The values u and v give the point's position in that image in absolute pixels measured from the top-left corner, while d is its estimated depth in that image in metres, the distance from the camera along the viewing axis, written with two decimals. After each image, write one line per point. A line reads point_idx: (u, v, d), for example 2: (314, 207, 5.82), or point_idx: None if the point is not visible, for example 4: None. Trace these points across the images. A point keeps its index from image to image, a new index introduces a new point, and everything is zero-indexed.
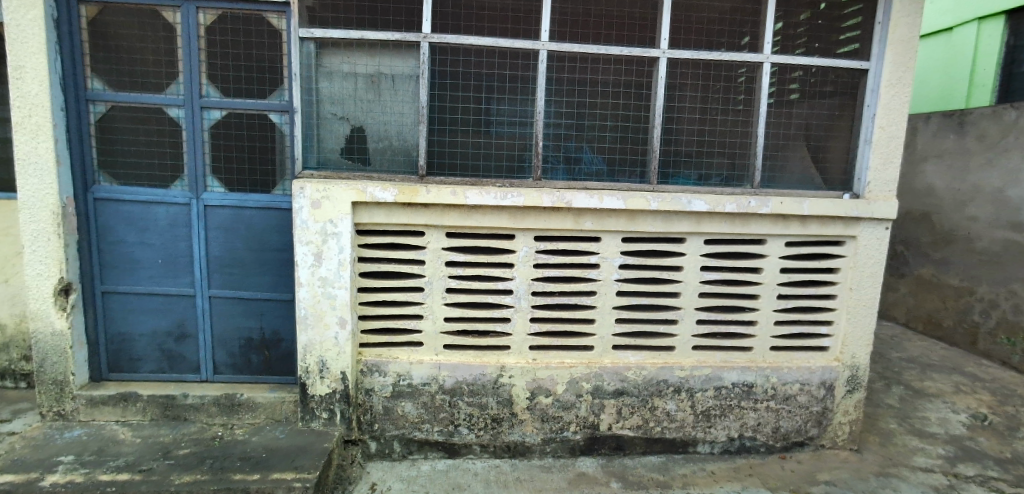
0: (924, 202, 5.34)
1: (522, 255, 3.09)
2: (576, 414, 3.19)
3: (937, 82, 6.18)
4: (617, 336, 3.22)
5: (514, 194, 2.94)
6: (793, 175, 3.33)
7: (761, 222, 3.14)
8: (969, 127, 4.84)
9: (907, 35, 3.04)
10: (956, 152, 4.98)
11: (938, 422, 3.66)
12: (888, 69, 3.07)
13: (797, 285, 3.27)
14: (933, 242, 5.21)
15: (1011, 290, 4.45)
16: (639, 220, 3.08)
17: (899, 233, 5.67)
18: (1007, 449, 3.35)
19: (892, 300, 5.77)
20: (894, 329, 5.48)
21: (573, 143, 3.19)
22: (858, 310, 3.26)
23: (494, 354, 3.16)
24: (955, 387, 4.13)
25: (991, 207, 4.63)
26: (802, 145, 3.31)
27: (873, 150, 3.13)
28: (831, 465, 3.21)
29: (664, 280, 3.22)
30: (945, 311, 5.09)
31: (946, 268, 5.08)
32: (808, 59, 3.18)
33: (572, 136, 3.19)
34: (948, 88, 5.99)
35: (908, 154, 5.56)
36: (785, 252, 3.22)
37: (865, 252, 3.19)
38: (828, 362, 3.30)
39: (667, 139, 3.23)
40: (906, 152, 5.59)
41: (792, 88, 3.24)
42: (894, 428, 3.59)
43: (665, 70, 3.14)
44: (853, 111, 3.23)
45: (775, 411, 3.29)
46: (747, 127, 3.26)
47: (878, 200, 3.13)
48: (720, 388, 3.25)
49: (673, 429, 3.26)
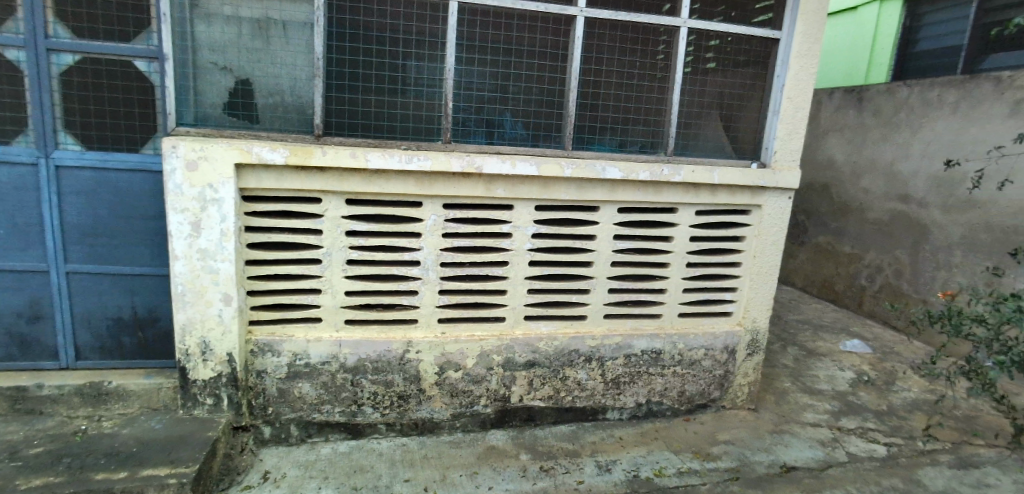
0: (823, 173, 5.63)
1: (429, 224, 2.91)
2: (486, 387, 3.11)
3: (841, 59, 6.50)
4: (529, 307, 3.14)
5: (420, 158, 2.73)
6: (705, 144, 3.32)
7: (673, 190, 3.13)
8: (866, 103, 5.10)
9: (817, 6, 3.06)
10: (854, 128, 5.24)
11: (826, 379, 3.93)
12: (798, 39, 3.09)
13: (705, 253, 3.32)
14: (830, 211, 5.52)
15: (895, 256, 4.79)
16: (553, 188, 2.97)
17: (800, 202, 5.98)
18: (883, 402, 3.64)
19: (791, 267, 6.13)
20: (792, 294, 5.82)
21: (494, 107, 3.02)
22: (760, 278, 3.37)
23: (400, 329, 3.00)
24: (842, 346, 4.45)
25: (881, 178, 4.94)
26: (715, 113, 3.30)
27: (781, 120, 3.19)
28: (731, 425, 3.35)
29: (577, 249, 3.16)
30: (836, 275, 5.45)
31: (839, 236, 5.42)
32: (725, 26, 3.14)
33: (495, 100, 3.01)
34: (850, 65, 6.31)
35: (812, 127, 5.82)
36: (695, 221, 3.24)
37: (769, 220, 3.27)
38: (730, 327, 3.41)
39: (583, 104, 3.11)
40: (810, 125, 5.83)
41: (708, 56, 3.20)
42: (787, 387, 3.81)
43: (582, 30, 2.99)
44: (764, 81, 3.25)
45: (680, 377, 3.38)
46: (663, 93, 3.20)
47: (782, 170, 3.20)
48: (630, 356, 3.28)
49: (583, 398, 3.27)
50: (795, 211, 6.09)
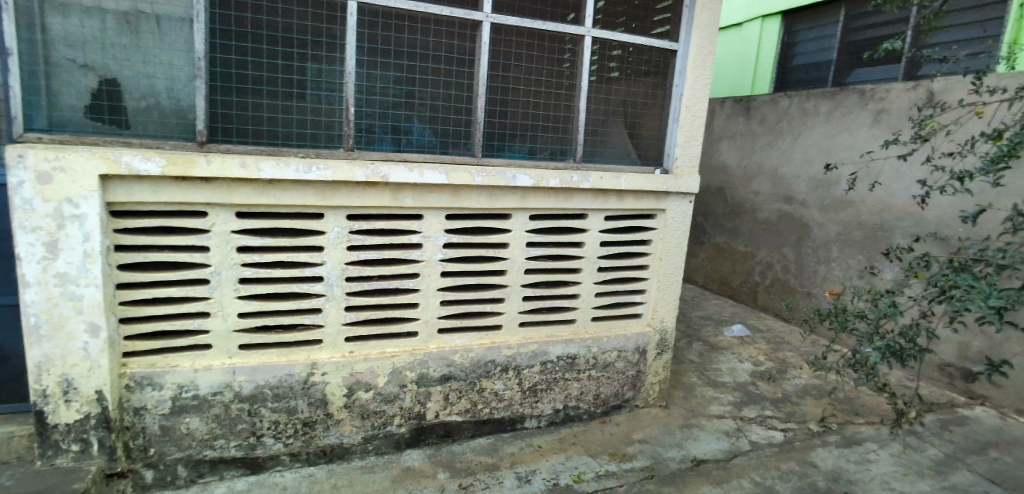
0: (718, 177, 6.00)
1: (332, 237, 2.73)
2: (400, 406, 2.98)
3: (729, 70, 7.00)
4: (442, 319, 3.05)
5: (320, 166, 2.55)
6: (611, 150, 3.40)
7: (583, 196, 3.17)
8: (753, 112, 5.50)
9: (709, 20, 3.23)
10: (744, 134, 5.64)
11: (727, 372, 4.17)
12: (694, 51, 3.25)
13: (615, 257, 3.40)
14: (725, 212, 5.90)
15: (782, 253, 5.19)
16: (463, 196, 2.90)
17: (698, 204, 6.34)
18: (778, 390, 3.92)
19: (692, 266, 6.48)
20: (694, 291, 6.16)
21: (401, 112, 2.89)
22: (666, 279, 3.50)
23: (303, 351, 2.79)
24: (741, 339, 4.76)
25: (769, 181, 5.34)
26: (619, 121, 3.38)
27: (680, 128, 3.34)
28: (644, 424, 3.45)
29: (490, 258, 3.11)
30: (733, 272, 5.83)
31: (734, 236, 5.80)
32: (627, 37, 3.23)
33: (401, 104, 2.88)
34: (738, 76, 6.80)
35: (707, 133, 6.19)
36: (604, 226, 3.30)
37: (672, 224, 3.41)
38: (641, 328, 3.51)
39: (492, 111, 3.06)
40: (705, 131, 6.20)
41: (611, 66, 3.28)
42: (694, 382, 4.00)
43: (489, 36, 2.94)
44: (664, 90, 3.38)
45: (595, 380, 3.43)
46: (569, 100, 3.23)
47: (683, 176, 3.35)
48: (546, 363, 3.28)
49: (501, 409, 3.22)
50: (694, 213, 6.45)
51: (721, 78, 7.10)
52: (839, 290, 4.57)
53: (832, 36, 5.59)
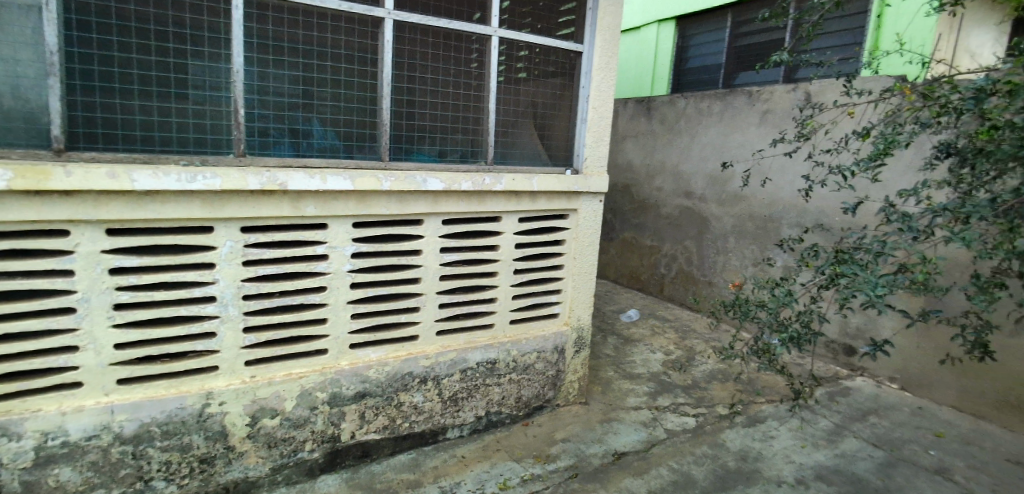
0: (624, 175, 6.23)
1: (225, 252, 2.48)
2: (311, 430, 2.78)
3: (629, 72, 7.28)
4: (354, 334, 2.88)
5: (206, 175, 2.30)
6: (521, 152, 3.37)
7: (496, 199, 3.13)
8: (654, 111, 5.76)
9: (612, 23, 3.31)
10: (646, 133, 5.89)
11: (641, 363, 4.32)
12: (598, 53, 3.31)
13: (530, 259, 3.39)
14: (631, 208, 6.14)
15: (685, 246, 5.48)
16: (371, 203, 2.75)
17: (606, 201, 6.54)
18: (688, 377, 4.12)
19: (603, 261, 6.69)
20: (606, 286, 6.35)
21: (298, 113, 2.68)
22: (581, 278, 3.55)
23: (196, 380, 2.52)
24: (651, 330, 4.96)
25: (670, 178, 5.62)
26: (529, 122, 3.37)
27: (588, 129, 3.39)
28: (565, 422, 3.48)
29: (403, 266, 2.98)
30: (641, 266, 6.08)
31: (640, 231, 6.05)
32: (533, 38, 3.23)
33: (298, 106, 2.68)
34: (638, 78, 7.10)
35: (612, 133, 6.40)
36: (518, 228, 3.28)
37: (584, 223, 3.46)
38: (558, 328, 3.54)
39: (399, 112, 2.93)
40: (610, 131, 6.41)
41: (519, 67, 3.26)
42: (610, 376, 4.10)
43: (392, 34, 2.81)
44: (571, 91, 3.42)
45: (516, 383, 3.41)
46: (479, 102, 3.17)
47: (593, 176, 3.40)
48: (466, 370, 3.21)
49: (421, 421, 3.11)
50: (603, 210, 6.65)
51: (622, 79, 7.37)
52: (740, 281, 4.88)
53: (721, 41, 5.98)
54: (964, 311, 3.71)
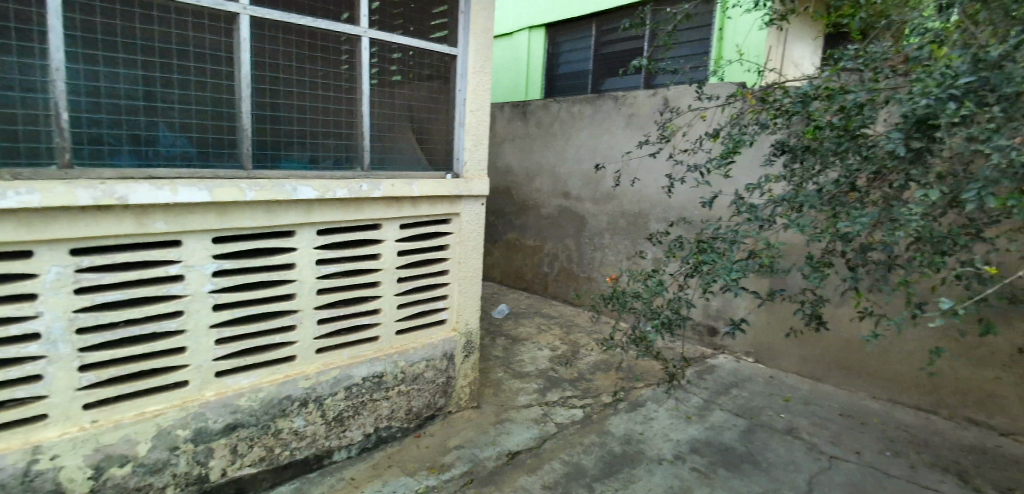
0: (504, 178, 6.34)
1: (49, 280, 2.11)
2: (173, 473, 2.48)
3: (504, 76, 7.43)
4: (220, 361, 2.61)
5: (19, 190, 1.94)
6: (400, 156, 3.27)
7: (374, 206, 3.01)
8: (529, 115, 5.93)
9: (484, 26, 3.33)
10: (522, 136, 6.05)
11: (529, 361, 4.43)
12: (473, 56, 3.32)
13: (414, 266, 3.31)
14: (513, 210, 6.27)
15: (564, 244, 5.71)
16: (234, 215, 2.50)
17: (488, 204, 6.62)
18: (574, 370, 4.29)
19: (488, 263, 6.75)
20: (492, 287, 6.42)
21: (140, 117, 2.36)
22: (467, 282, 3.53)
23: (18, 435, 2.12)
24: (538, 328, 5.10)
25: (548, 179, 5.82)
26: (407, 126, 3.28)
27: (467, 132, 3.38)
28: (458, 429, 3.45)
29: (275, 282, 2.76)
30: (524, 266, 6.22)
31: (522, 232, 6.20)
32: (406, 40, 3.15)
33: (139, 109, 2.36)
34: (513, 83, 7.27)
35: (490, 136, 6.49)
36: (400, 235, 3.18)
37: (468, 227, 3.45)
38: (446, 334, 3.50)
39: (262, 116, 2.70)
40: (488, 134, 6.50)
41: (393, 69, 3.17)
42: (501, 377, 4.15)
43: (249, 31, 2.58)
44: (448, 95, 3.39)
45: (406, 395, 3.31)
46: (352, 104, 3.02)
47: (474, 179, 3.40)
48: (351, 388, 3.05)
49: (304, 447, 2.90)
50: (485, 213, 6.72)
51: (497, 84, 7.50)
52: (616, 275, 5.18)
53: (588, 49, 6.32)
54: (801, 289, 4.11)
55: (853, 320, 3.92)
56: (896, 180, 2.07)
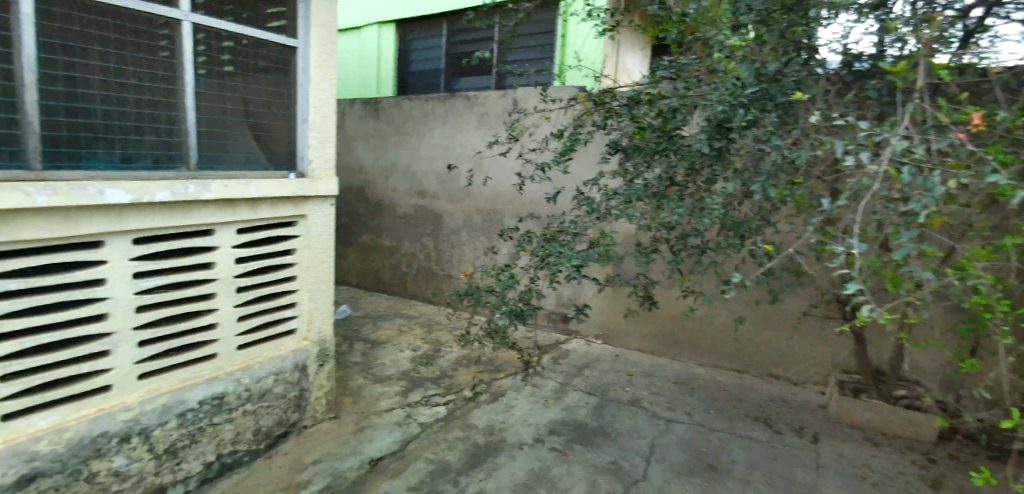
0: (355, 177, 6.11)
1: None
2: None
3: (351, 71, 7.14)
4: (9, 401, 2.15)
5: None
6: (234, 154, 2.98)
7: (205, 209, 2.71)
8: (379, 112, 5.79)
9: (326, 19, 3.17)
10: (373, 133, 5.88)
11: (391, 364, 4.34)
12: (315, 50, 3.15)
13: (257, 274, 3.05)
14: (366, 210, 6.07)
15: (421, 243, 5.67)
16: (21, 226, 2.07)
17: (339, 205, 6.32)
18: (436, 368, 4.30)
19: (341, 266, 6.44)
20: (347, 291, 6.15)
21: None
22: (317, 287, 3.35)
23: None
24: (398, 329, 5.01)
25: (401, 178, 5.74)
26: (242, 123, 3.00)
27: (312, 129, 3.20)
28: (315, 443, 3.26)
29: (81, 302, 2.36)
30: (381, 268, 6.06)
31: (377, 232, 6.03)
32: (238, 28, 2.88)
33: None
34: (361, 78, 7.02)
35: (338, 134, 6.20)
36: (238, 241, 2.91)
37: (316, 230, 3.27)
38: (297, 344, 3.29)
39: (56, 107, 2.28)
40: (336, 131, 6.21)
41: (224, 59, 2.88)
42: (361, 383, 4.01)
43: (32, 5, 2.15)
44: (289, 89, 3.16)
45: (253, 414, 3.05)
46: (173, 97, 2.68)
47: (321, 179, 3.22)
48: (185, 414, 2.73)
49: (128, 489, 2.54)
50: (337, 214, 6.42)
51: (344, 79, 7.18)
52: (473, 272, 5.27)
53: (438, 47, 6.33)
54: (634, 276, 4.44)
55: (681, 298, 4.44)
56: (705, 175, 2.40)
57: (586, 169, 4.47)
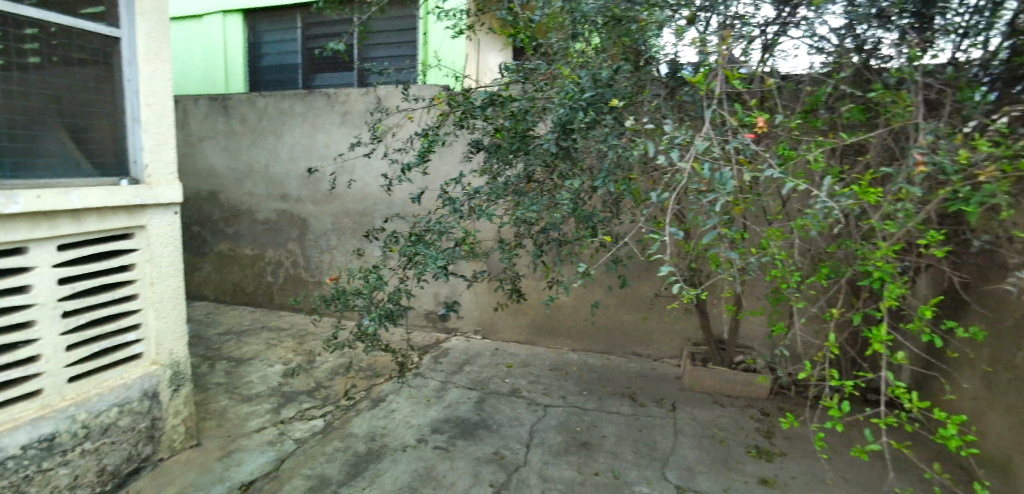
0: (206, 182, 5.64)
1: None
2: None
3: (193, 66, 6.53)
4: None
5: None
6: (44, 158, 2.60)
7: (12, 224, 2.35)
8: (231, 111, 5.40)
9: (154, 8, 2.88)
10: (225, 134, 5.48)
11: (259, 381, 4.09)
12: (143, 40, 2.82)
13: (86, 295, 2.72)
14: (222, 218, 5.62)
15: (287, 250, 5.39)
16: None
17: (189, 214, 5.78)
18: (310, 380, 4.13)
19: (196, 280, 5.89)
20: (205, 307, 5.65)
21: None
22: (164, 305, 3.06)
23: None
24: (266, 344, 4.72)
25: (260, 182, 5.41)
26: (55, 122, 2.68)
27: (144, 130, 2.87)
28: (175, 475, 2.99)
29: None
30: (243, 279, 5.64)
31: (237, 241, 5.62)
32: (41, 14, 2.53)
33: None
34: (207, 73, 6.46)
35: (183, 135, 5.68)
36: (59, 259, 2.58)
37: (158, 242, 2.98)
38: (145, 369, 2.99)
39: None
40: (180, 133, 5.68)
41: (29, 49, 2.53)
42: (225, 405, 3.75)
43: None
44: (112, 85, 2.83)
45: (93, 453, 2.72)
46: None
47: (159, 185, 2.92)
48: (4, 463, 2.36)
49: None
50: (188, 224, 5.86)
51: (186, 74, 6.55)
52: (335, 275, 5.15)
53: (293, 41, 6.06)
54: (501, 268, 4.66)
55: (543, 287, 4.72)
56: (548, 173, 2.60)
57: (450, 166, 4.60)
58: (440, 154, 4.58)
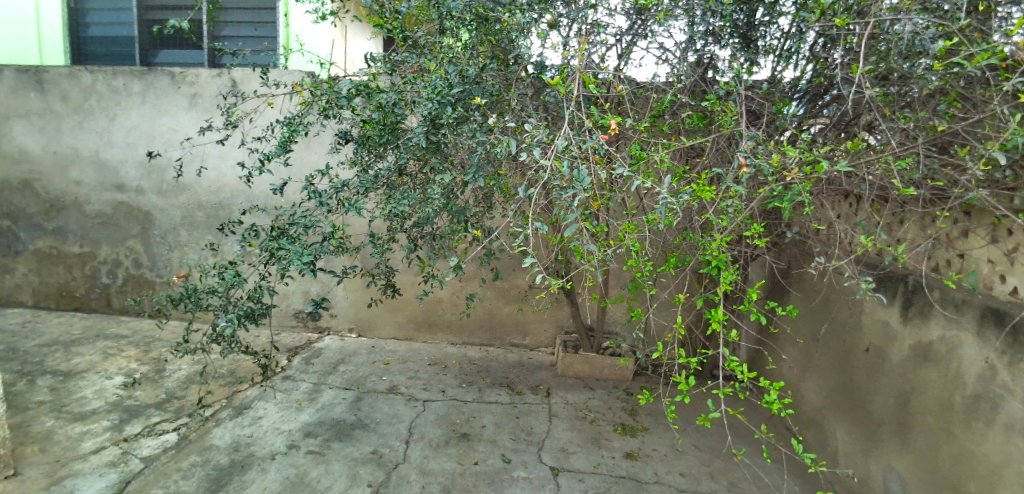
0: (18, 168, 4.81)
1: None
2: None
3: None
4: None
5: None
6: None
7: None
8: (48, 86, 4.67)
9: None
10: (40, 112, 4.71)
11: (94, 396, 3.61)
12: None
13: None
14: (41, 211, 4.84)
15: (128, 247, 4.80)
16: None
17: None
18: (160, 391, 3.73)
19: (6, 285, 4.99)
20: (19, 315, 4.81)
21: None
22: None
23: None
24: (103, 354, 4.17)
25: (90, 169, 4.75)
26: None
27: None
28: None
29: None
30: (72, 282, 4.91)
31: (61, 238, 4.87)
32: None
33: None
34: (10, 39, 5.46)
35: None
36: None
37: None
38: None
39: None
40: None
41: None
42: (50, 426, 3.25)
43: None
44: None
45: None
46: None
47: None
48: None
49: None
50: None
51: None
52: (188, 271, 4.70)
53: (127, 10, 5.41)
54: (374, 263, 4.60)
55: (418, 281, 4.69)
56: (411, 169, 2.59)
57: (316, 156, 4.44)
58: (305, 144, 4.42)
